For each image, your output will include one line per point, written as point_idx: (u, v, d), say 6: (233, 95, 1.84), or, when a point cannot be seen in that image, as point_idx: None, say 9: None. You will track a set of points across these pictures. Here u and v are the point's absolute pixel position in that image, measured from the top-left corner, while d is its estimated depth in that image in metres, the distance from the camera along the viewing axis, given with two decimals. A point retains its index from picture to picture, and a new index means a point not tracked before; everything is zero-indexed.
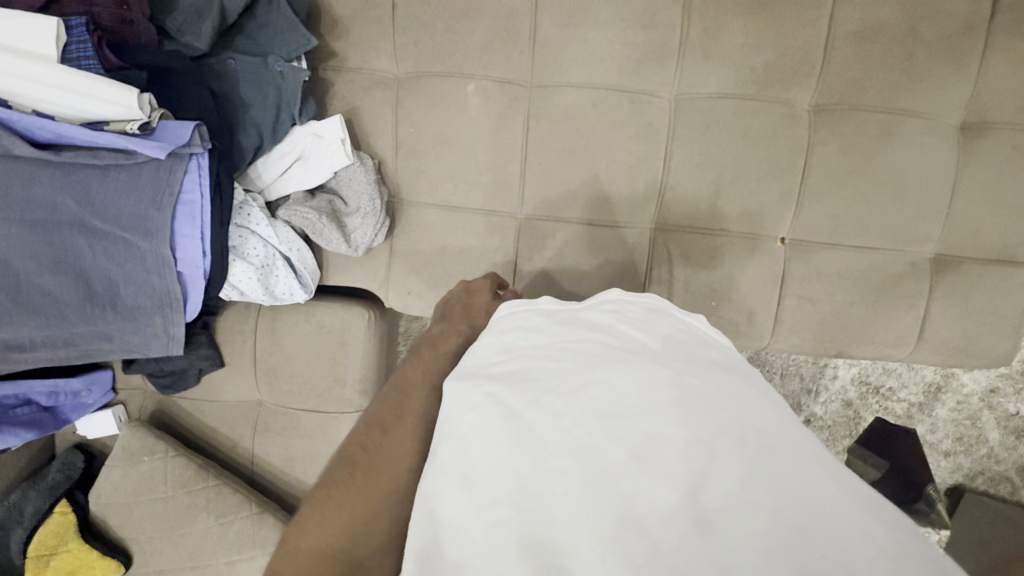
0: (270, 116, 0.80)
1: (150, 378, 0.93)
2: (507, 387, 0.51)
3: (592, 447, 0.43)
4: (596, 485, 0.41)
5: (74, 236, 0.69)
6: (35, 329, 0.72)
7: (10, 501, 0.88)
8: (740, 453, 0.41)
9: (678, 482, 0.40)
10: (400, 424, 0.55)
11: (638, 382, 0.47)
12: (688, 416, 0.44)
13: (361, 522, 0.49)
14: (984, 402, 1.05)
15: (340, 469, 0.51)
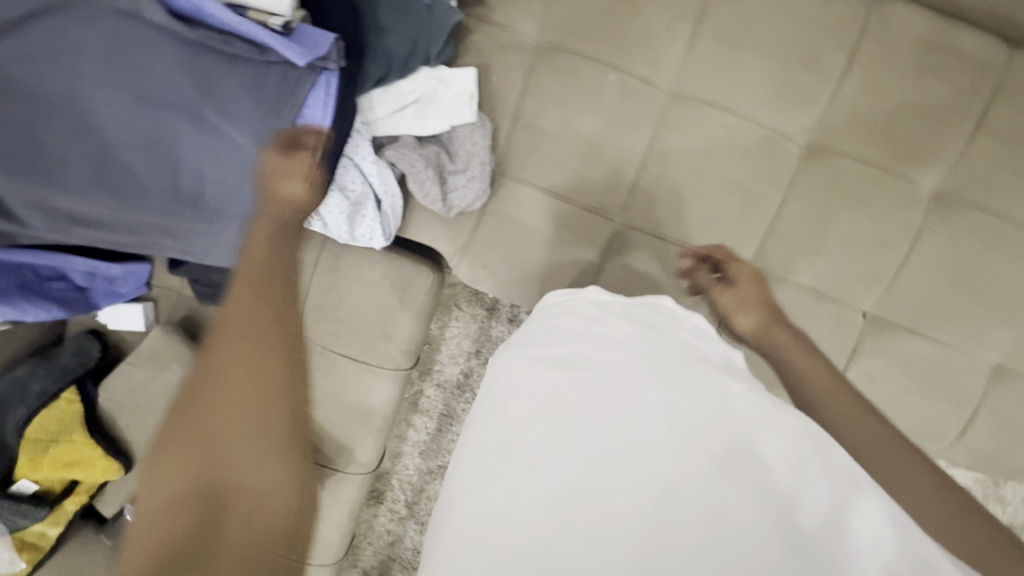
0: (405, 49, 0.74)
1: (194, 285, 0.87)
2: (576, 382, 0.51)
3: (667, 455, 0.45)
4: (675, 492, 0.43)
5: (181, 123, 0.63)
6: (106, 208, 0.66)
7: (16, 373, 0.82)
8: (815, 472, 0.44)
9: (754, 495, 0.42)
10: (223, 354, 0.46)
11: (705, 399, 0.48)
12: (764, 436, 0.46)
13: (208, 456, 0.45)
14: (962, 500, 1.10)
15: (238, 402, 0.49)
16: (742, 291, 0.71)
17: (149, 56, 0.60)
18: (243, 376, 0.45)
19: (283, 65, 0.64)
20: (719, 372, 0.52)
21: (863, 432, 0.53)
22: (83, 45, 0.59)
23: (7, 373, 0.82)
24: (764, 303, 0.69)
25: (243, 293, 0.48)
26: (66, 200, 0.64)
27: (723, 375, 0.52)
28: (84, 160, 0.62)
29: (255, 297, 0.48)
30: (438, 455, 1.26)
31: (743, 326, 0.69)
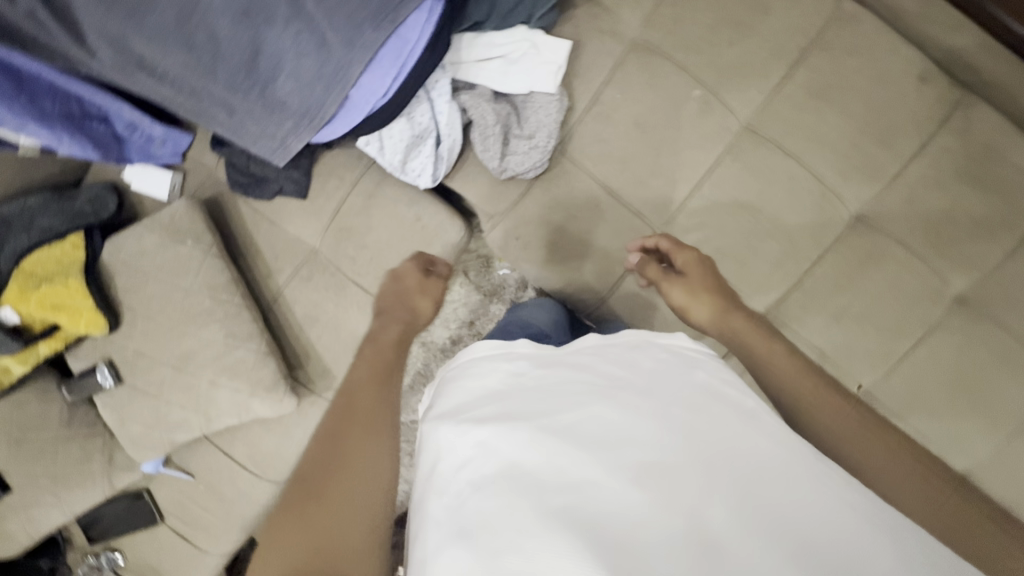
0: (510, 1, 0.74)
1: (229, 169, 0.85)
2: (497, 432, 0.45)
3: (607, 494, 0.40)
4: (616, 539, 0.38)
5: (279, 3, 0.62)
6: (176, 62, 0.65)
7: (27, 202, 0.80)
8: (737, 492, 0.40)
9: (694, 530, 0.38)
10: (351, 433, 0.53)
11: (632, 434, 0.43)
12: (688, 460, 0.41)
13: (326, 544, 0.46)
14: None
15: (296, 494, 0.50)
16: (690, 280, 0.66)
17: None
18: (369, 458, 0.51)
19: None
20: (639, 392, 0.46)
21: (846, 417, 0.52)
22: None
23: (19, 200, 0.80)
24: (714, 288, 0.65)
25: (352, 391, 0.56)
26: (138, 42, 0.63)
27: (641, 396, 0.46)
28: (173, 8, 0.61)
29: (370, 386, 0.57)
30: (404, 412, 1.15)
31: (700, 317, 0.64)
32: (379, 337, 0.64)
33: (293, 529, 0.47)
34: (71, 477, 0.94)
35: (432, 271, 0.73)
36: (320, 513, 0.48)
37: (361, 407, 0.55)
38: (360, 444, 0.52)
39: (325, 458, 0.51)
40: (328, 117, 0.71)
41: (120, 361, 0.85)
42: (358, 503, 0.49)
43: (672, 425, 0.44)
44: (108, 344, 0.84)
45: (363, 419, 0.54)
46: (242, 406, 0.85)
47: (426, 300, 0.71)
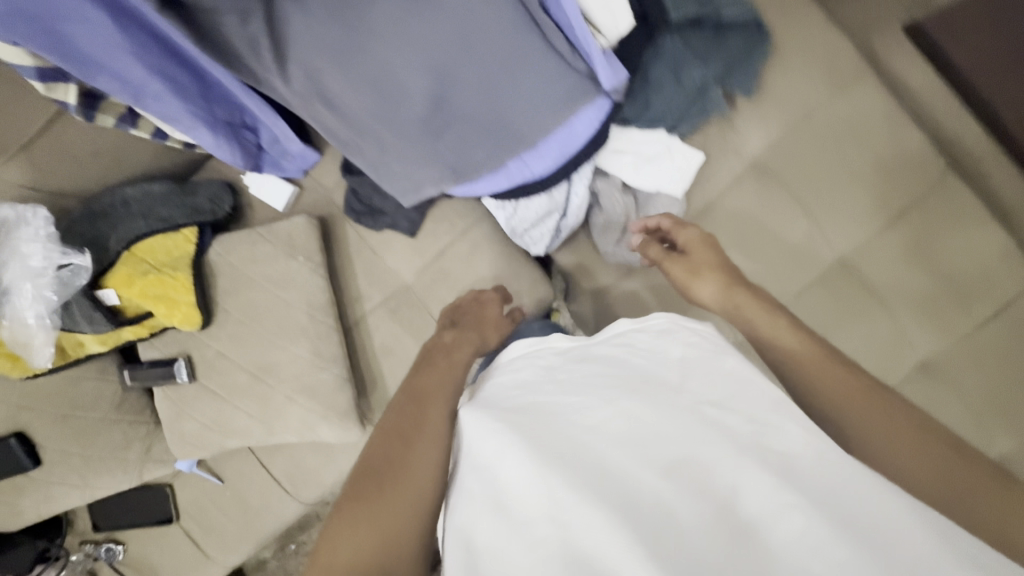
0: (661, 111, 0.80)
1: (350, 196, 0.88)
2: (528, 419, 0.46)
3: (632, 472, 0.40)
4: (657, 531, 0.36)
5: (472, 77, 0.67)
6: (358, 105, 0.68)
7: (151, 188, 0.81)
8: (777, 479, 0.38)
9: (724, 509, 0.37)
10: (423, 435, 0.48)
11: (660, 419, 0.43)
12: (723, 451, 0.40)
13: (384, 544, 0.42)
14: None
15: (354, 486, 0.45)
16: (692, 258, 0.63)
17: (482, 7, 0.63)
18: (426, 461, 0.46)
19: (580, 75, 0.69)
20: (672, 390, 0.46)
21: (840, 385, 0.48)
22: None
23: (144, 184, 0.81)
24: (720, 266, 0.60)
25: (415, 399, 0.51)
26: (334, 82, 0.66)
27: (674, 394, 0.46)
28: (375, 61, 0.65)
29: (439, 398, 0.51)
30: None
31: (704, 294, 0.60)
32: (451, 352, 0.58)
33: (345, 538, 0.41)
34: (102, 463, 0.90)
35: (514, 317, 0.70)
36: (376, 522, 0.42)
37: (430, 414, 0.50)
38: (423, 451, 0.47)
39: (385, 466, 0.45)
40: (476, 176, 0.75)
41: (199, 358, 0.84)
42: (413, 513, 0.44)
43: (707, 420, 0.43)
44: (190, 339, 0.83)
45: (431, 422, 0.49)
46: (308, 427, 0.84)
47: (500, 329, 0.66)
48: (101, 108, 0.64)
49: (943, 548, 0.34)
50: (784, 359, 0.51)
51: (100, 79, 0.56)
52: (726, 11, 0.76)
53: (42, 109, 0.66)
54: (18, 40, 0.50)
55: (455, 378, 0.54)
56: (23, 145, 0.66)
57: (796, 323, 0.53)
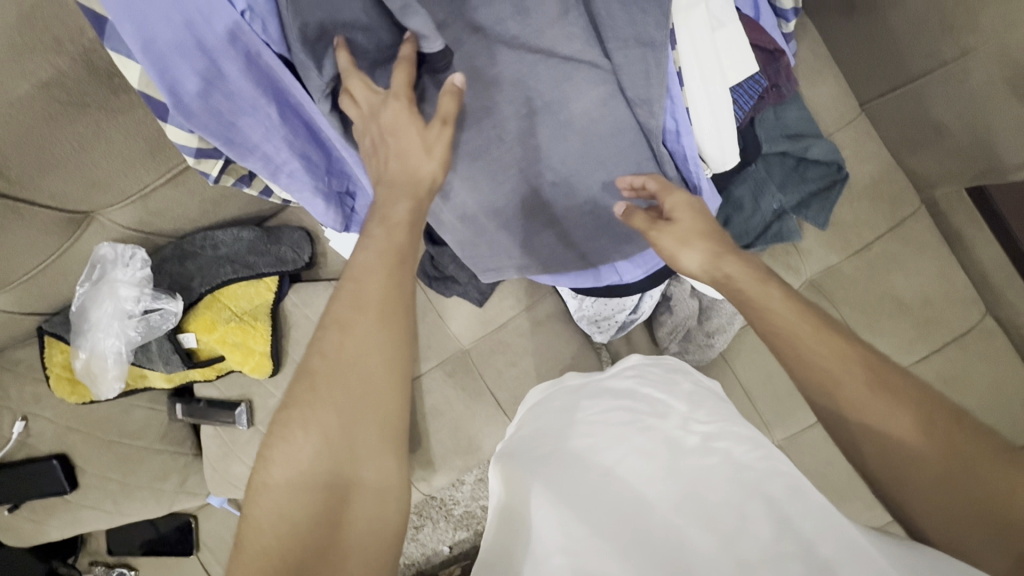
0: (741, 230, 0.83)
1: (426, 263, 0.91)
2: (555, 464, 0.49)
3: (643, 507, 0.43)
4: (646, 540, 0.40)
5: (587, 189, 0.68)
6: (469, 198, 0.67)
7: (242, 235, 0.81)
8: (769, 508, 0.40)
9: (710, 521, 0.40)
10: (361, 323, 0.45)
11: (664, 454, 0.46)
12: (712, 483, 0.43)
13: (333, 448, 0.41)
14: None
15: (300, 382, 0.44)
16: (679, 225, 0.58)
17: (609, 130, 0.65)
18: (372, 339, 0.45)
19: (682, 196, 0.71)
20: (672, 428, 0.49)
21: (835, 371, 0.47)
22: (573, 93, 0.63)
23: (235, 229, 0.81)
24: (707, 233, 0.57)
25: (364, 274, 0.47)
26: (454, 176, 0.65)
27: (675, 432, 0.49)
28: (496, 162, 0.64)
29: (380, 271, 0.47)
30: (456, 509, 1.16)
31: (691, 264, 0.57)
32: (387, 213, 0.50)
33: (311, 413, 0.42)
34: (139, 490, 0.88)
35: (447, 120, 0.52)
36: (331, 407, 0.42)
37: (368, 290, 0.46)
38: (368, 333, 0.45)
39: (336, 349, 0.44)
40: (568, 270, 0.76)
41: (260, 405, 0.85)
42: (368, 395, 0.44)
43: (700, 453, 0.46)
44: (254, 385, 0.85)
45: (372, 306, 0.46)
46: None
47: (413, 135, 0.51)
48: (228, 172, 0.64)
49: (894, 565, 0.36)
50: (775, 336, 0.51)
51: (249, 159, 0.58)
52: (810, 150, 0.81)
53: (168, 165, 0.65)
54: (192, 128, 0.54)
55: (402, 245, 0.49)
56: (142, 194, 0.68)
57: (796, 302, 0.52)
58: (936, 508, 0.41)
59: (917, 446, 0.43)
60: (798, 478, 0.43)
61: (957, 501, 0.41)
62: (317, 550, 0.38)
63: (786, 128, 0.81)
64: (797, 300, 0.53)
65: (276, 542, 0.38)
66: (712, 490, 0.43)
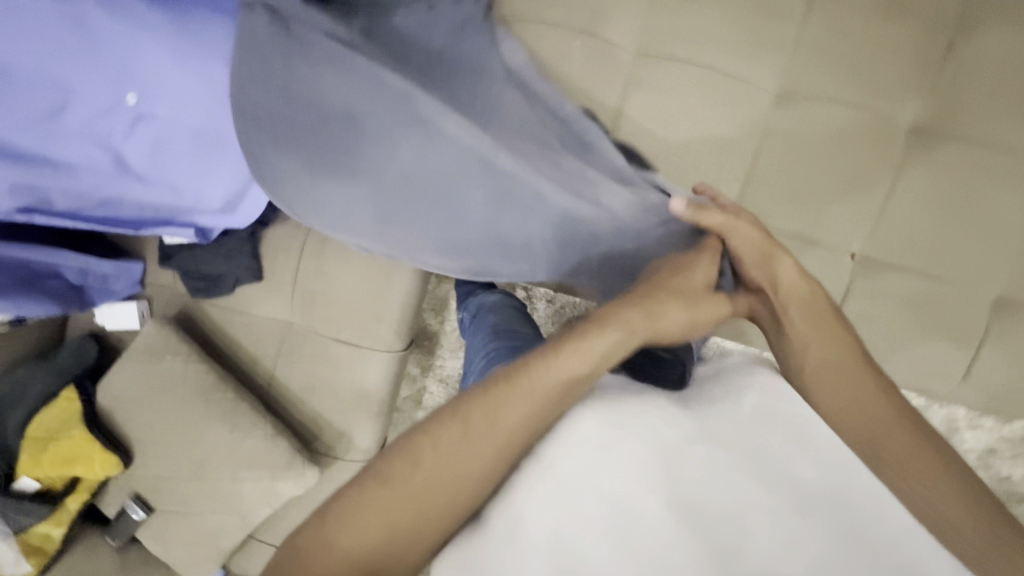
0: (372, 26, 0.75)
1: (184, 278, 0.89)
2: (633, 444, 0.50)
3: (656, 527, 0.46)
4: (632, 547, 0.45)
5: (154, 103, 0.64)
6: (64, 190, 0.67)
7: (14, 376, 0.83)
8: (783, 522, 0.46)
9: (732, 546, 0.45)
10: (481, 431, 0.50)
11: (717, 476, 0.49)
12: (719, 489, 0.48)
13: (396, 536, 0.46)
14: (981, 461, 1.17)
15: (382, 471, 0.48)
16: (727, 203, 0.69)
17: (550, 131, 0.75)
18: (533, 412, 0.51)
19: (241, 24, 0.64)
20: (683, 430, 0.51)
21: (840, 364, 0.62)
22: (499, 99, 0.74)
23: (7, 376, 0.84)
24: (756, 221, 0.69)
25: (559, 351, 0.53)
26: (56, 188, 0.67)
27: (682, 442, 0.51)
28: (43, 145, 0.63)
29: (523, 397, 0.51)
30: None
31: (789, 271, 0.65)
32: (567, 347, 0.54)
33: (381, 507, 0.47)
34: None
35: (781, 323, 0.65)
36: (458, 453, 0.49)
37: (512, 415, 0.50)
38: (519, 391, 0.51)
39: (494, 396, 0.51)
40: (213, 162, 0.71)
41: (147, 491, 0.87)
42: (500, 450, 0.50)
43: (704, 458, 0.50)
44: (129, 479, 0.87)
45: (506, 423, 0.50)
46: (269, 492, 0.86)
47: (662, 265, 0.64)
48: None
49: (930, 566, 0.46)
50: (836, 330, 0.64)
51: None
52: None
53: None
54: None
55: (579, 369, 0.53)
56: None
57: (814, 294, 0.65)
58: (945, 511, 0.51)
59: (942, 474, 0.53)
60: (841, 486, 0.51)
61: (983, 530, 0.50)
62: (397, 544, 0.46)
63: None
64: (818, 314, 0.64)
65: (357, 535, 0.46)
66: (718, 490, 0.48)
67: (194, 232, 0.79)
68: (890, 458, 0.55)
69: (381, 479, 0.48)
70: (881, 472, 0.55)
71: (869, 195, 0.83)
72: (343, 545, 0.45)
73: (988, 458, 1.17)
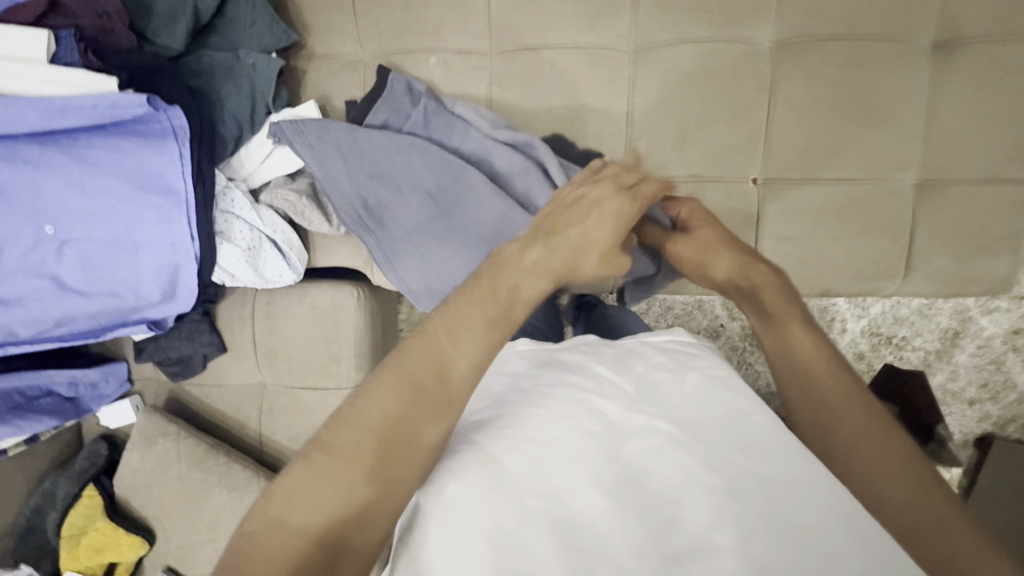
0: (246, 107, 0.85)
1: (161, 367, 0.98)
2: (586, 435, 0.47)
3: (585, 515, 0.42)
4: (569, 545, 0.40)
5: (73, 227, 0.76)
6: (19, 321, 0.78)
7: (43, 488, 0.95)
8: (721, 503, 0.41)
9: (663, 529, 0.41)
10: (426, 416, 0.46)
11: (674, 460, 0.44)
12: (654, 465, 0.45)
13: (349, 508, 0.43)
14: (1007, 345, 1.03)
15: (341, 437, 0.45)
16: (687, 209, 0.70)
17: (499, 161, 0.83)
18: (476, 351, 0.49)
19: (121, 143, 0.75)
20: (620, 408, 0.50)
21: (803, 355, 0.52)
22: (462, 133, 0.84)
23: (37, 489, 0.95)
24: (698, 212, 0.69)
25: (498, 277, 0.52)
26: (15, 320, 0.77)
27: (622, 414, 0.49)
28: None
29: (477, 354, 0.49)
30: None
31: (721, 270, 0.63)
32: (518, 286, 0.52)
33: (331, 473, 0.44)
34: None
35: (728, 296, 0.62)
36: (403, 437, 0.46)
37: (459, 378, 0.48)
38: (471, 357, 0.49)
39: (436, 364, 0.48)
40: (137, 263, 0.80)
41: (175, 563, 0.96)
42: (442, 417, 0.47)
43: (648, 446, 0.46)
44: (158, 555, 0.96)
45: (452, 400, 0.48)
46: None
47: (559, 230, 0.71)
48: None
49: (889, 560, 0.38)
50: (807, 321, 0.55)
51: None
52: (201, 2, 0.82)
53: None
54: None
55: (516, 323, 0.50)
56: None
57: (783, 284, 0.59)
58: (903, 506, 0.41)
59: (905, 474, 0.43)
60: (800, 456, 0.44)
61: (956, 539, 0.39)
62: (347, 520, 0.43)
63: (164, 5, 0.80)
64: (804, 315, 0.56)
65: (308, 512, 0.43)
66: (662, 469, 0.44)
67: (147, 325, 0.87)
68: (858, 453, 0.45)
69: (326, 451, 0.45)
70: (831, 451, 0.47)
71: (752, 118, 0.83)
72: (290, 522, 0.42)
73: (1016, 340, 1.02)
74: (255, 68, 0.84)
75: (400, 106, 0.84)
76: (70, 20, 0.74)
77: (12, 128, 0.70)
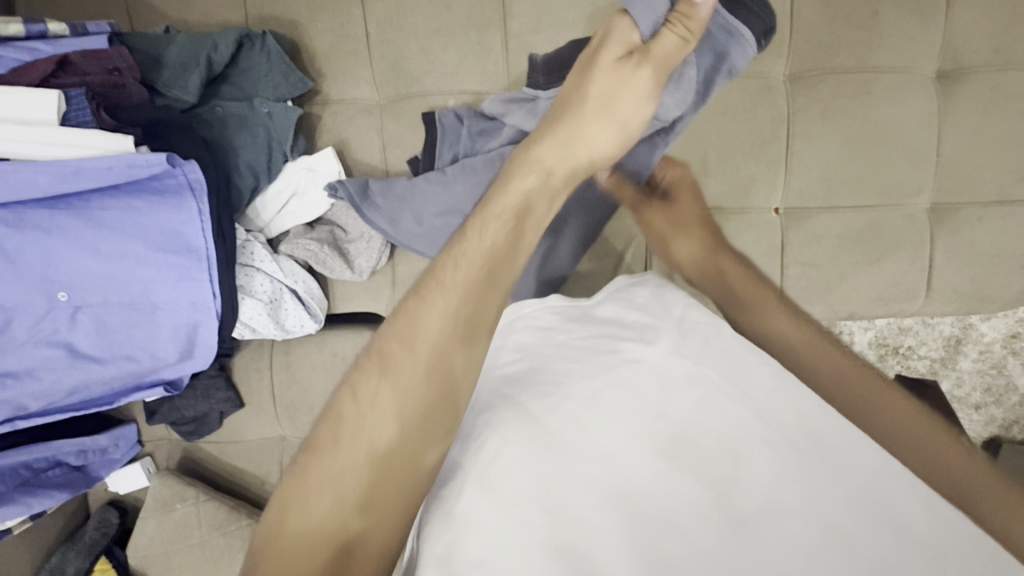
0: (262, 155, 0.83)
1: (174, 426, 0.94)
2: (620, 389, 0.42)
3: (637, 478, 0.38)
4: (630, 513, 0.36)
5: (88, 292, 0.72)
6: (28, 394, 0.73)
7: (50, 565, 0.90)
8: (770, 471, 0.37)
9: (723, 491, 0.37)
10: (403, 363, 0.38)
11: (719, 416, 0.40)
12: (704, 419, 0.40)
13: (347, 509, 0.35)
14: (1007, 349, 0.90)
15: (318, 428, 0.38)
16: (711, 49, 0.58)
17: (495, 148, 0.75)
18: (453, 307, 0.40)
19: (137, 203, 0.72)
20: (663, 356, 0.44)
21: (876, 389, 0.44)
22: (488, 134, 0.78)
23: (44, 567, 0.90)
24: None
25: (465, 230, 0.44)
26: (23, 394, 0.73)
27: (667, 364, 0.44)
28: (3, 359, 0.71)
29: (454, 291, 0.40)
30: None
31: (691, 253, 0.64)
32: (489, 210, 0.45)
33: (322, 469, 0.36)
34: None
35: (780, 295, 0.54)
36: (378, 403, 0.38)
37: (427, 322, 0.39)
38: (449, 288, 0.40)
39: (404, 322, 0.40)
40: (154, 324, 0.76)
41: None
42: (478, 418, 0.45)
43: (692, 404, 0.41)
44: None
45: (420, 346, 0.39)
46: None
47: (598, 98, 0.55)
48: None
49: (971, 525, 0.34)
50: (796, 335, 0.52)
51: None
52: (214, 52, 0.80)
53: None
54: None
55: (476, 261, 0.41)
56: None
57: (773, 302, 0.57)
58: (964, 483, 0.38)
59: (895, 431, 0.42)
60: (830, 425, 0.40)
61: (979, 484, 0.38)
62: (354, 533, 0.35)
63: (177, 58, 0.79)
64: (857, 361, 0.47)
65: (312, 521, 0.35)
66: (704, 431, 0.40)
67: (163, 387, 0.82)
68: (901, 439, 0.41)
69: (311, 451, 0.38)
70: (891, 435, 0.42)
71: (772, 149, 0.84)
72: (293, 538, 0.35)
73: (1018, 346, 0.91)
74: (271, 116, 0.82)
75: (458, 138, 0.80)
76: (78, 78, 0.72)
77: (23, 194, 0.67)
